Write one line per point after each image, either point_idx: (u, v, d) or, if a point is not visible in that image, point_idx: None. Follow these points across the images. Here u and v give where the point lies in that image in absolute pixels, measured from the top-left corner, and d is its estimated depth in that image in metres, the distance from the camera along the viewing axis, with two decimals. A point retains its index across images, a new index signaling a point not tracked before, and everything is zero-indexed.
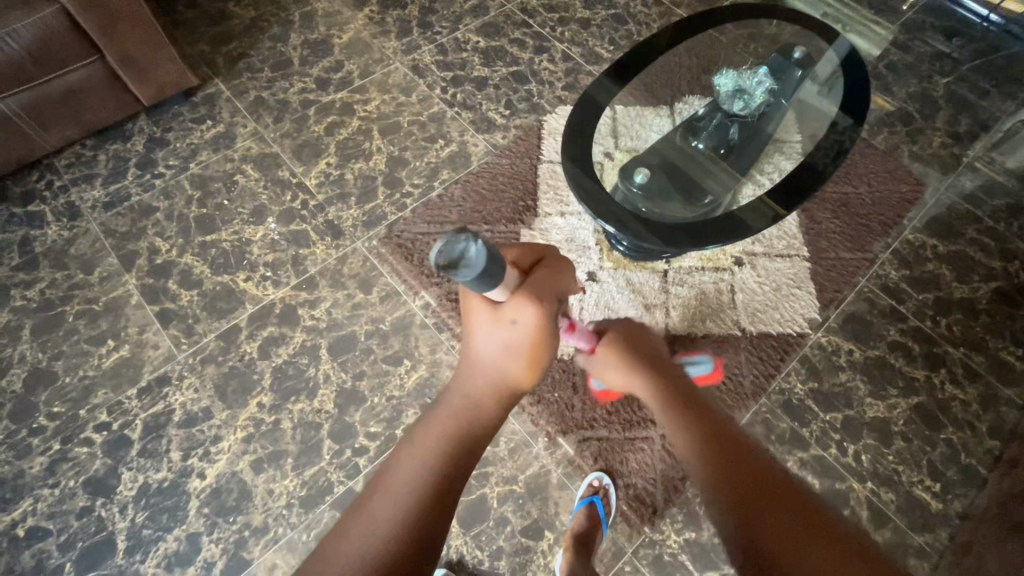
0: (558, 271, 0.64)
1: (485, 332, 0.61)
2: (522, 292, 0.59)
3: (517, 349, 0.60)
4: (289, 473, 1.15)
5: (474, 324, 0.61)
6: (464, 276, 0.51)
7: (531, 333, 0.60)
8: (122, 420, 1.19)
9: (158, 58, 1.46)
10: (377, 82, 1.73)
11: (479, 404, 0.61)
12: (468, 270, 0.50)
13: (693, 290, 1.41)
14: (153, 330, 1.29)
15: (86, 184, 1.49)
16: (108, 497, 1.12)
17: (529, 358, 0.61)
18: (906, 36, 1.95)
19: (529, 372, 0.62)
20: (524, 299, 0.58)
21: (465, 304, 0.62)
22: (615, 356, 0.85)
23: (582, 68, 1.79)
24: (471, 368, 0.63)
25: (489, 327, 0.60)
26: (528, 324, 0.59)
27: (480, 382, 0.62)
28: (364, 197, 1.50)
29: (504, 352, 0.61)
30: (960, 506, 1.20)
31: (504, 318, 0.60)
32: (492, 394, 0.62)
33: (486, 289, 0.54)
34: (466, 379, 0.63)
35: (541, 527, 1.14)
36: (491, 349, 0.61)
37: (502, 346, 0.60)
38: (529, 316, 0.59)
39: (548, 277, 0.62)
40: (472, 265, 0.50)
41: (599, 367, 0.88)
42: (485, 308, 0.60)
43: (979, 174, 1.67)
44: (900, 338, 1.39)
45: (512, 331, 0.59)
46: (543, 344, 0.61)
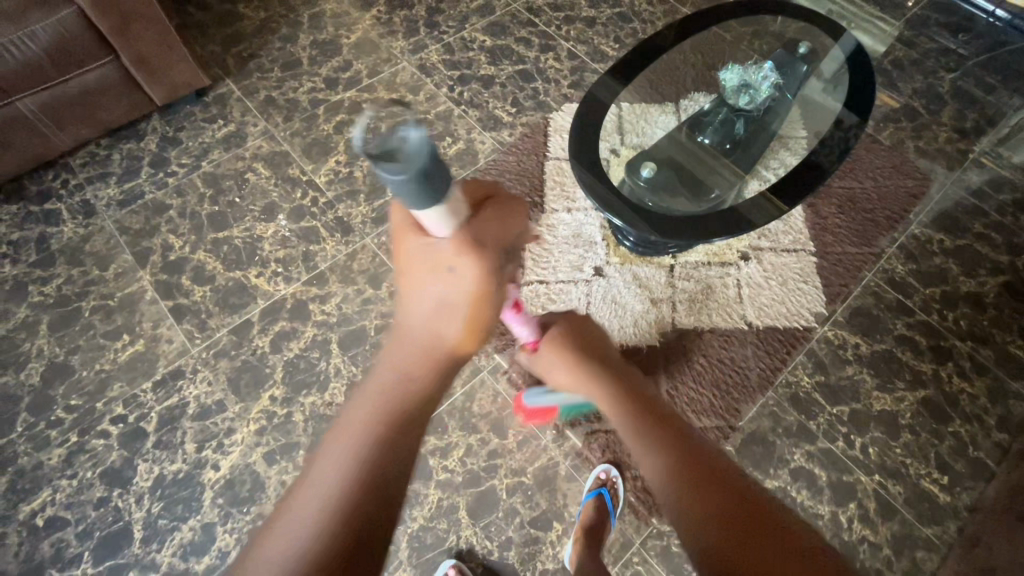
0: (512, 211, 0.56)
1: (421, 285, 0.54)
2: (463, 240, 0.51)
3: (454, 310, 0.54)
4: (301, 465, 1.17)
5: (410, 279, 0.54)
6: (396, 176, 0.42)
7: (469, 289, 0.53)
8: (137, 412, 1.21)
9: (171, 59, 1.49)
10: (385, 81, 1.75)
11: (413, 376, 0.56)
12: (402, 166, 0.42)
13: (699, 284, 1.42)
14: (168, 325, 1.32)
15: (100, 183, 1.52)
16: (124, 488, 1.14)
17: (465, 318, 0.54)
18: (912, 32, 1.96)
19: (467, 334, 0.55)
20: (464, 242, 0.51)
21: (398, 252, 0.54)
22: (562, 354, 0.97)
23: (588, 66, 1.80)
24: (401, 333, 0.56)
25: (425, 282, 0.53)
26: (466, 277, 0.52)
27: (415, 351, 0.56)
28: (373, 194, 1.52)
29: (437, 310, 0.54)
30: (967, 498, 1.20)
31: (441, 266, 0.52)
32: (424, 359, 0.55)
33: (416, 201, 0.45)
34: (398, 350, 0.56)
35: (550, 518, 1.15)
36: (423, 306, 0.54)
37: (437, 302, 0.54)
38: (468, 264, 0.52)
39: (497, 218, 0.55)
40: (409, 163, 0.42)
41: (550, 365, 1.00)
42: (420, 255, 0.53)
43: (986, 169, 1.67)
44: (907, 332, 1.39)
45: (450, 283, 0.52)
46: (482, 302, 0.54)
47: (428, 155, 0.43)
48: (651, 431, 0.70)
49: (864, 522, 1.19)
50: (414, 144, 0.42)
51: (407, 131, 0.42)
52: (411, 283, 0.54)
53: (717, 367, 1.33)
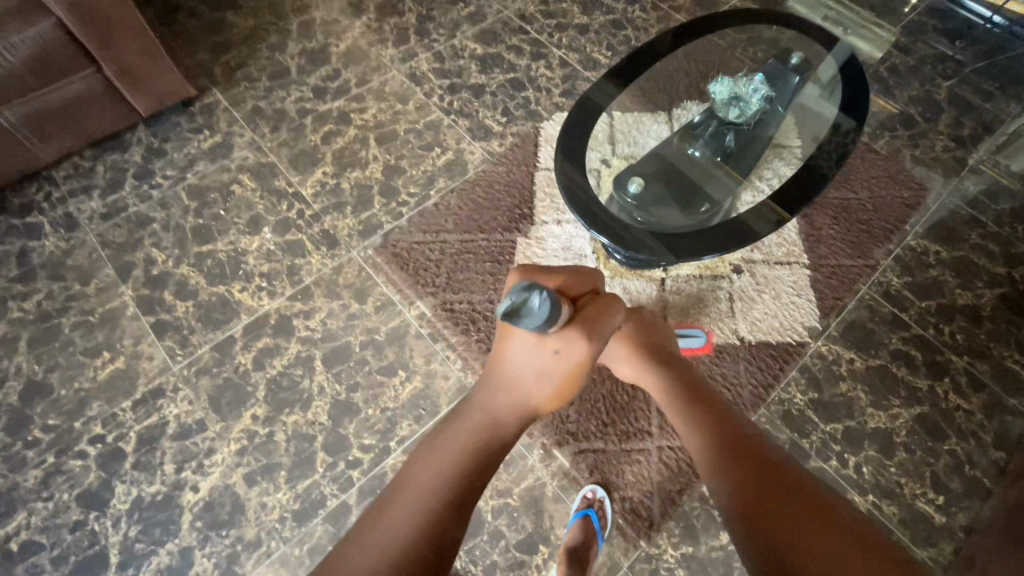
0: (603, 313, 0.68)
1: (525, 356, 0.65)
2: (572, 331, 0.64)
3: (548, 379, 0.66)
4: (282, 486, 1.15)
5: (513, 347, 0.65)
6: (526, 322, 0.56)
7: (568, 365, 0.65)
8: (116, 432, 1.19)
9: (156, 68, 1.46)
10: (374, 90, 1.73)
11: (506, 410, 0.67)
12: (528, 319, 0.56)
13: (690, 298, 1.39)
14: (149, 341, 1.29)
15: (83, 195, 1.50)
16: (101, 510, 1.12)
17: (559, 384, 0.66)
18: (909, 37, 1.93)
19: (552, 398, 0.68)
20: (575, 334, 0.64)
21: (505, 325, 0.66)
22: (633, 352, 0.97)
23: (579, 75, 1.78)
24: (501, 379, 0.67)
25: (531, 354, 0.65)
26: (564, 360, 0.65)
27: (509, 394, 0.67)
28: (360, 206, 1.50)
29: (538, 375, 0.66)
30: (963, 519, 1.18)
31: (548, 348, 0.64)
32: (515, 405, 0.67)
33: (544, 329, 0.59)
34: (495, 390, 0.68)
35: (536, 541, 1.13)
36: (529, 367, 0.65)
37: (539, 370, 0.65)
38: (573, 351, 0.64)
39: (591, 320, 0.66)
40: (539, 316, 0.56)
41: (618, 359, 1.00)
42: (531, 336, 0.63)
43: (983, 177, 1.64)
44: (902, 346, 1.37)
45: (552, 360, 0.64)
46: (574, 377, 0.67)
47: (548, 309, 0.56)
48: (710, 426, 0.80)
49: None
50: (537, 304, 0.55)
51: (533, 297, 0.55)
52: (517, 351, 0.65)
53: (706, 382, 1.30)
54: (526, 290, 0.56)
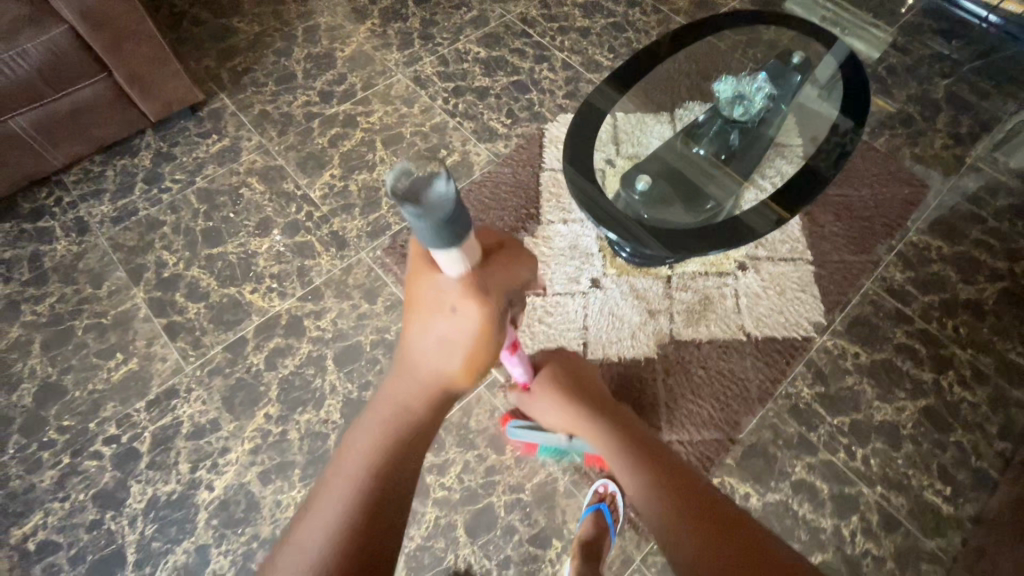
0: (523, 257, 0.53)
1: (424, 325, 0.51)
2: (472, 282, 0.48)
3: (456, 350, 0.52)
4: (296, 484, 1.16)
5: (414, 313, 0.52)
6: (418, 219, 0.41)
7: (474, 334, 0.51)
8: (131, 433, 1.20)
9: (165, 74, 1.48)
10: (380, 94, 1.75)
11: (412, 400, 0.56)
12: (421, 212, 0.40)
13: (696, 295, 1.41)
14: (161, 343, 1.30)
15: (94, 200, 1.51)
16: (117, 510, 1.13)
17: (467, 359, 0.52)
18: (906, 38, 1.96)
19: (467, 373, 0.54)
20: (473, 290, 0.49)
21: (411, 284, 0.51)
22: (563, 400, 1.04)
23: (582, 77, 1.80)
24: (404, 357, 0.54)
25: (429, 319, 0.50)
26: (471, 321, 0.50)
27: (415, 378, 0.54)
28: (368, 208, 1.52)
29: (440, 351, 0.52)
30: (971, 509, 1.19)
31: (445, 308, 0.49)
32: (425, 391, 0.55)
33: (435, 248, 0.43)
34: (402, 377, 0.55)
35: (548, 536, 1.13)
36: (429, 339, 0.51)
37: (442, 338, 0.51)
38: (473, 313, 0.49)
39: (497, 268, 0.51)
40: (440, 213, 0.41)
41: (552, 409, 1.06)
42: (429, 292, 0.50)
43: (982, 174, 1.67)
44: (906, 340, 1.38)
45: (455, 324, 0.50)
46: (487, 344, 0.52)
47: (454, 203, 0.41)
48: (639, 463, 0.82)
49: (867, 536, 1.17)
50: (442, 193, 0.40)
51: (436, 183, 0.40)
52: (418, 321, 0.51)
53: (715, 378, 1.32)
54: (429, 173, 0.41)
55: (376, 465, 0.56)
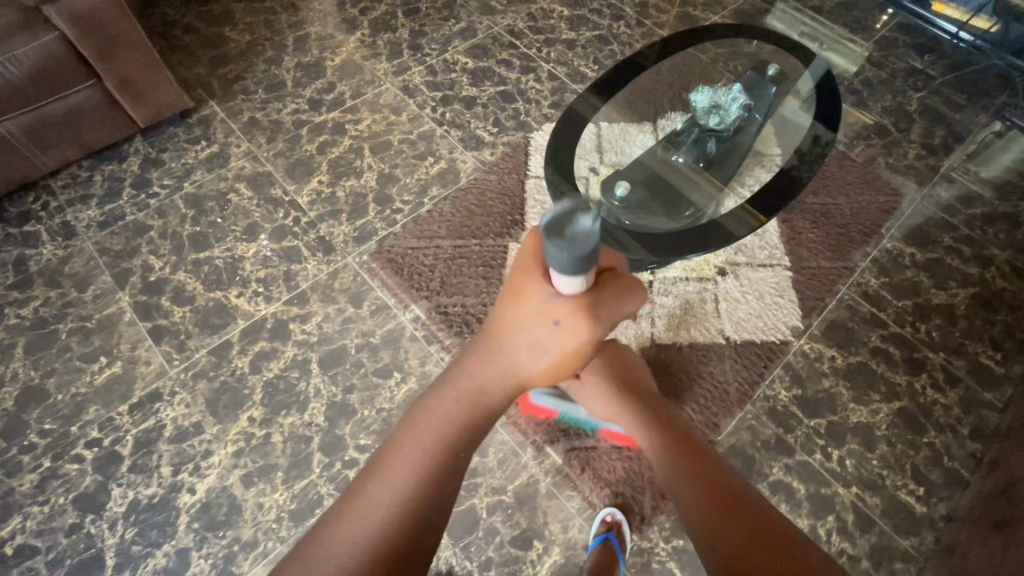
0: (626, 292, 0.67)
1: (526, 327, 0.65)
2: (581, 306, 0.62)
3: (542, 354, 0.66)
4: (279, 487, 1.16)
5: (518, 317, 0.66)
6: (559, 249, 0.52)
7: (567, 346, 0.65)
8: (113, 436, 1.20)
9: (155, 81, 1.50)
10: (369, 102, 1.78)
11: (488, 385, 0.70)
12: (563, 243, 0.51)
13: (677, 299, 1.44)
14: (146, 346, 1.31)
15: (81, 204, 1.52)
16: (97, 513, 1.12)
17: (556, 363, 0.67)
18: (881, 52, 2.03)
19: (547, 372, 0.68)
20: (577, 317, 0.63)
21: (520, 290, 0.64)
22: (609, 390, 0.95)
23: (567, 87, 1.84)
24: (502, 350, 0.68)
25: (532, 324, 0.65)
26: (569, 334, 0.64)
27: (497, 366, 0.69)
28: (355, 213, 1.54)
29: (536, 350, 0.66)
30: (944, 509, 1.22)
31: (550, 322, 0.63)
32: (509, 379, 0.69)
33: (563, 274, 0.55)
34: (485, 362, 0.70)
35: (530, 537, 1.15)
36: (528, 340, 0.66)
37: (538, 343, 0.65)
38: (574, 328, 0.63)
39: (604, 298, 0.65)
40: (575, 241, 0.51)
41: (589, 396, 0.99)
42: (538, 299, 0.63)
43: (954, 183, 1.72)
44: (881, 344, 1.42)
45: (553, 334, 0.64)
46: (575, 355, 0.67)
47: (596, 236, 0.51)
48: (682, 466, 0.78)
49: (842, 535, 1.20)
50: (587, 227, 0.52)
51: (585, 218, 0.52)
52: (521, 321, 0.65)
53: (696, 382, 1.34)
54: (575, 210, 0.52)
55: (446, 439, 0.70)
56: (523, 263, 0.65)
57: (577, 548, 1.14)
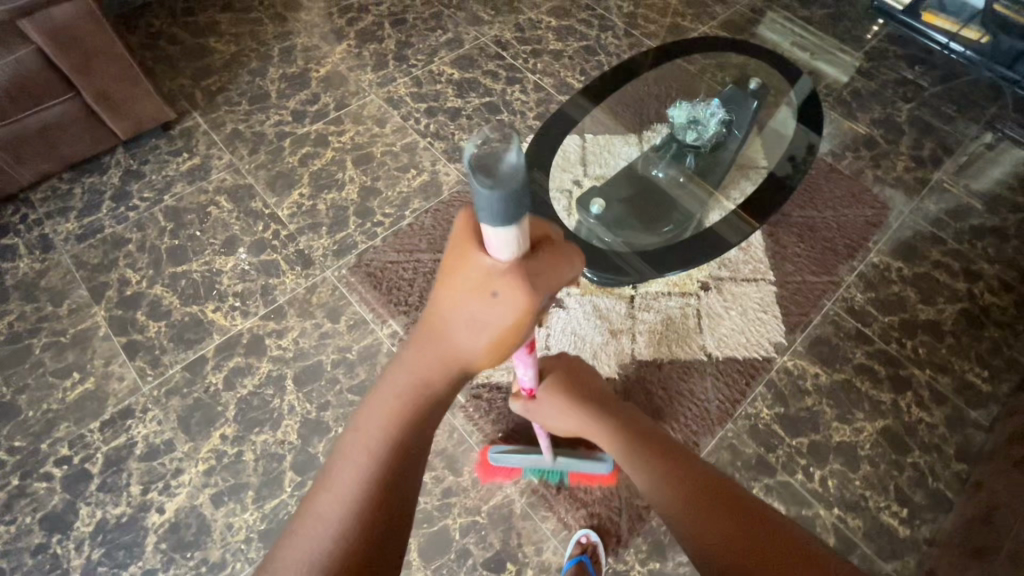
0: (564, 258, 0.54)
1: (462, 301, 0.52)
2: (518, 271, 0.50)
3: (485, 334, 0.53)
4: (249, 506, 1.14)
5: (455, 290, 0.53)
6: (486, 189, 0.43)
7: (508, 318, 0.52)
8: (83, 454, 1.19)
9: (135, 94, 1.50)
10: (353, 114, 1.77)
11: (429, 379, 0.56)
12: (488, 181, 0.43)
13: (659, 315, 1.42)
14: (119, 362, 1.30)
15: (60, 217, 1.51)
16: (64, 533, 1.11)
17: (497, 342, 0.54)
18: (870, 63, 2.01)
19: (492, 353, 0.55)
20: (516, 278, 0.50)
21: (452, 263, 0.53)
22: (568, 400, 0.97)
23: (553, 99, 1.83)
24: (436, 333, 0.55)
25: (467, 296, 0.52)
26: (510, 306, 0.51)
27: (435, 353, 0.55)
28: (336, 226, 1.53)
29: (474, 327, 0.53)
30: (927, 532, 1.20)
31: (487, 291, 0.51)
32: (448, 366, 0.56)
33: (493, 222, 0.46)
34: (421, 351, 0.56)
35: (503, 559, 1.13)
36: (464, 318, 0.53)
37: (475, 321, 0.53)
38: (515, 296, 0.51)
39: (542, 261, 0.52)
40: (501, 182, 0.43)
41: (552, 412, 0.99)
42: (472, 269, 0.51)
43: (943, 196, 1.70)
44: (866, 360, 1.40)
45: (492, 309, 0.51)
46: (520, 329, 0.53)
47: (523, 172, 0.44)
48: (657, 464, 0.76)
49: None
50: (511, 164, 0.44)
51: (507, 155, 0.43)
52: (453, 299, 0.53)
53: (676, 400, 1.32)
54: (496, 147, 0.44)
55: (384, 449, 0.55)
56: (456, 231, 0.54)
57: (551, 570, 1.12)
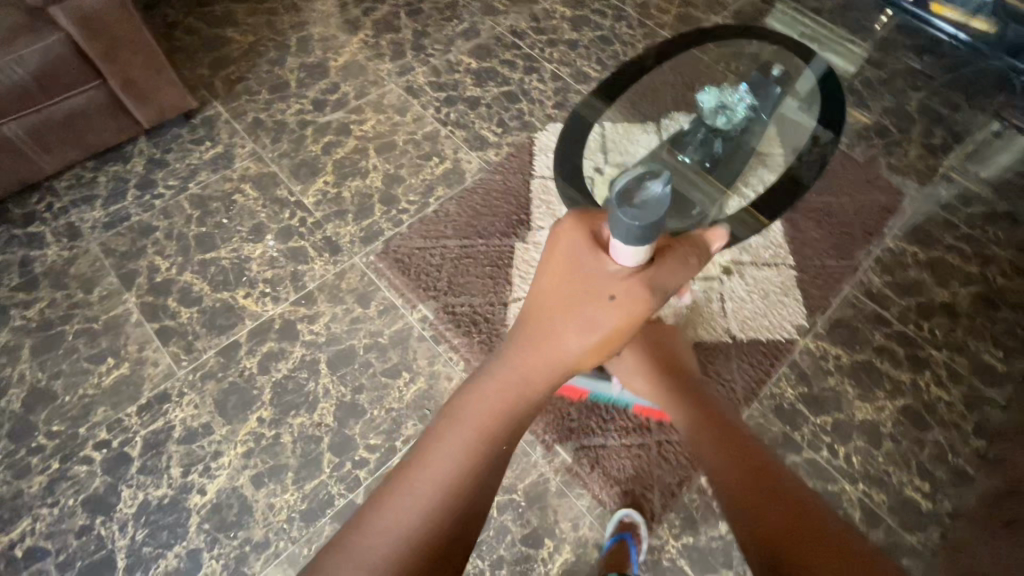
0: (675, 270, 0.73)
1: (583, 305, 0.71)
2: (635, 282, 0.70)
3: (596, 330, 0.71)
4: (289, 487, 1.16)
5: (578, 295, 0.72)
6: (627, 214, 0.62)
7: (616, 319, 0.71)
8: (121, 437, 1.20)
9: (160, 82, 1.50)
10: (373, 103, 1.78)
11: (546, 363, 0.73)
12: (634, 211, 0.62)
13: (683, 299, 1.45)
14: (153, 347, 1.31)
15: (86, 205, 1.51)
16: (107, 515, 1.12)
17: (607, 338, 0.71)
18: (881, 53, 2.04)
19: (598, 349, 0.72)
20: (636, 286, 0.70)
21: (578, 274, 0.73)
22: (652, 372, 1.05)
23: (571, 88, 1.85)
24: (555, 329, 0.73)
25: (590, 301, 0.71)
26: (622, 310, 0.71)
27: (554, 344, 0.73)
28: (361, 214, 1.54)
29: (588, 324, 0.71)
30: (949, 505, 1.23)
31: (604, 297, 0.71)
32: (560, 355, 0.72)
33: (629, 241, 0.64)
34: (542, 343, 0.73)
35: (541, 535, 1.15)
36: (581, 317, 0.71)
37: (590, 322, 0.71)
38: (628, 300, 0.70)
39: (658, 274, 0.71)
40: (642, 207, 0.62)
41: (637, 380, 1.07)
42: (597, 279, 0.71)
43: (955, 184, 1.73)
44: (885, 342, 1.43)
45: (606, 309, 0.71)
46: (625, 329, 0.71)
47: (663, 207, 0.62)
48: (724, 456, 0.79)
49: None
50: (656, 200, 0.62)
51: (652, 189, 0.63)
52: (576, 302, 0.72)
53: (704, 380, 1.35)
54: (645, 182, 0.64)
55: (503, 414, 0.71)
56: (586, 248, 0.73)
57: (588, 546, 1.14)
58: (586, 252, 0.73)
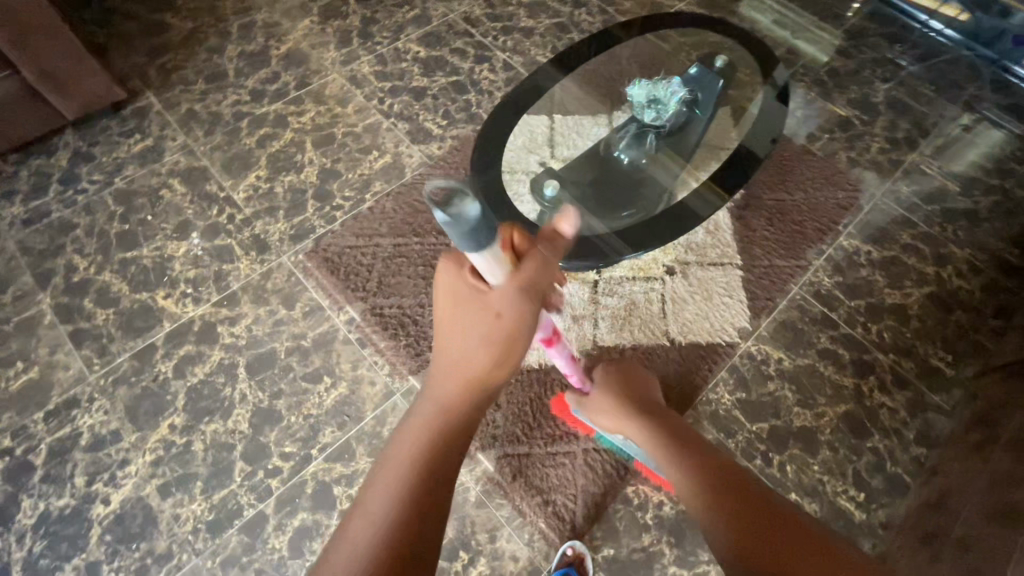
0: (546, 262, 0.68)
1: (471, 323, 0.67)
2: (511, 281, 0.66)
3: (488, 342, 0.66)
4: (197, 497, 1.12)
5: (462, 315, 0.67)
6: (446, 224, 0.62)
7: (506, 326, 0.66)
8: (26, 445, 1.16)
9: (80, 71, 1.43)
10: (314, 93, 1.71)
11: (451, 393, 0.68)
12: (449, 219, 0.61)
13: (622, 300, 1.41)
14: (65, 350, 1.26)
15: (6, 202, 1.46)
16: (6, 526, 1.09)
17: (502, 348, 0.67)
18: (851, 41, 1.96)
19: (497, 362, 0.67)
20: (510, 286, 0.65)
21: (453, 293, 0.68)
22: (612, 400, 1.05)
23: (522, 77, 1.78)
24: (450, 358, 0.68)
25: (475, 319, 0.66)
26: (511, 318, 0.66)
27: (454, 371, 0.68)
28: (293, 210, 1.48)
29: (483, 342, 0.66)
30: (882, 515, 1.20)
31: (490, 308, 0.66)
32: (461, 380, 0.68)
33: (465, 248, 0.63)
34: (443, 377, 0.69)
35: (457, 547, 1.12)
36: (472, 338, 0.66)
37: (482, 332, 0.66)
38: (511, 304, 0.65)
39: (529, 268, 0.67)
40: (458, 218, 0.61)
41: (600, 409, 1.08)
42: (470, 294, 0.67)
43: (916, 180, 1.67)
44: (830, 345, 1.38)
45: (493, 319, 0.66)
46: (518, 334, 0.67)
47: (477, 217, 0.61)
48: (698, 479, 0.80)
49: None
50: (469, 212, 0.61)
51: (466, 202, 0.62)
52: (463, 322, 0.67)
53: None
54: (461, 196, 0.62)
55: (421, 453, 0.66)
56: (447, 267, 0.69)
57: (504, 558, 1.11)
58: (453, 269, 0.69)
